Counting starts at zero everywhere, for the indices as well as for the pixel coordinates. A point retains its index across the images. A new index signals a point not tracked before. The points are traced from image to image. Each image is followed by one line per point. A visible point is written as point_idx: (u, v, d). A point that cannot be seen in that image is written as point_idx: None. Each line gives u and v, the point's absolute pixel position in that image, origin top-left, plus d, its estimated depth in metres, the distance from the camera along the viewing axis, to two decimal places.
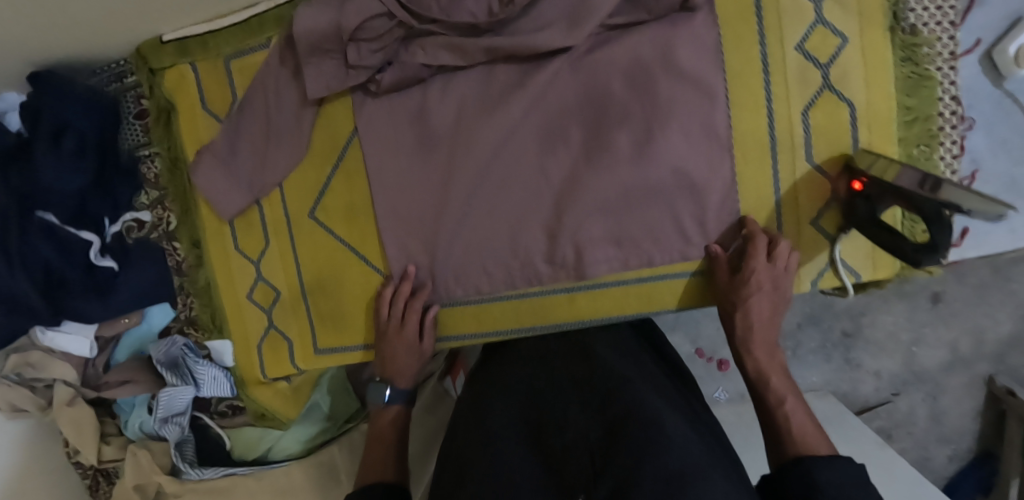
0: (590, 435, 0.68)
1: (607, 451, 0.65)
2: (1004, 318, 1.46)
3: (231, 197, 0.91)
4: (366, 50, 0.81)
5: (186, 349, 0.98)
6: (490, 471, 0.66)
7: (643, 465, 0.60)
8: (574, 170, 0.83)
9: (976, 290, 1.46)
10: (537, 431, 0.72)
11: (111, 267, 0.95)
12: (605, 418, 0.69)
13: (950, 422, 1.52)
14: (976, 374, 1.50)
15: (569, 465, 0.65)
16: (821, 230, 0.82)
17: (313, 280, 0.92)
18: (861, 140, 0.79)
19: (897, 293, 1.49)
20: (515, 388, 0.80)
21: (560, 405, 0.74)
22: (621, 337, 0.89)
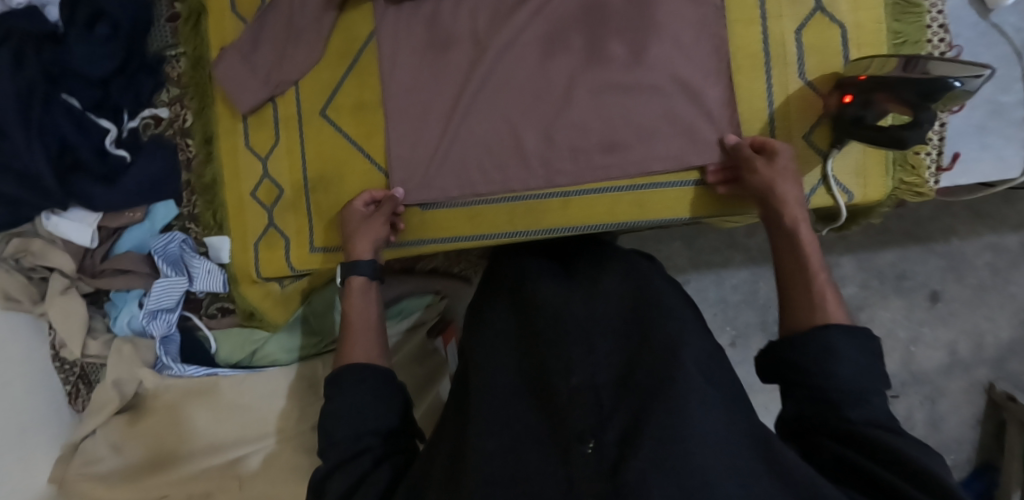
0: (597, 379, 0.59)
1: (616, 399, 0.57)
2: (1005, 322, 1.26)
3: (250, 90, 0.95)
4: None
5: (183, 246, 1.01)
6: (485, 431, 0.58)
7: (654, 413, 0.53)
8: (576, 75, 0.86)
9: (976, 291, 1.27)
10: (536, 376, 0.63)
11: (124, 157, 1.00)
12: (612, 359, 0.61)
13: (949, 430, 1.28)
14: (975, 379, 1.28)
15: (573, 413, 0.56)
16: (813, 145, 0.84)
17: (316, 176, 0.95)
18: (852, 56, 0.83)
19: (893, 286, 1.28)
20: (508, 331, 0.72)
21: (557, 340, 0.64)
22: (627, 257, 0.81)
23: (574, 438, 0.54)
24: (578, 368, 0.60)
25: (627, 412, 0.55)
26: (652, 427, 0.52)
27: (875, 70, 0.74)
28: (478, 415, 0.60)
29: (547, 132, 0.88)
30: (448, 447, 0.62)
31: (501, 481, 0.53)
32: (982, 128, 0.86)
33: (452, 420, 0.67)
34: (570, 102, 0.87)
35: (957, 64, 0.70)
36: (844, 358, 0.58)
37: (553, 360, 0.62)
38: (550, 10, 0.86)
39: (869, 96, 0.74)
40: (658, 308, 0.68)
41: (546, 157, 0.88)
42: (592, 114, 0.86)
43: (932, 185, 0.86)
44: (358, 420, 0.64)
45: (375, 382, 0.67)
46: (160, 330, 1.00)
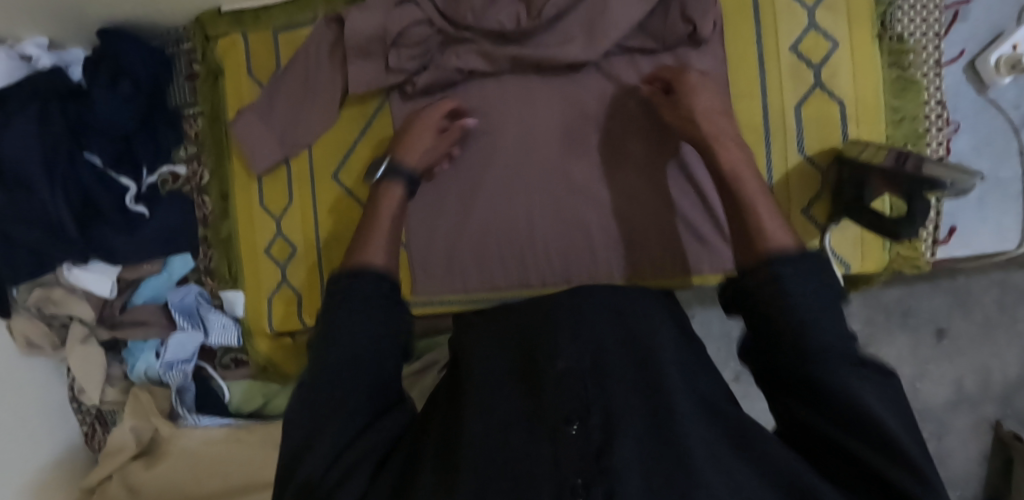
0: (581, 363, 0.57)
1: (609, 382, 0.57)
2: (1012, 357, 1.19)
3: (264, 150, 0.98)
4: (405, 55, 0.90)
5: (200, 299, 1.05)
6: (475, 418, 0.58)
7: (630, 399, 0.56)
8: (581, 141, 0.90)
9: (983, 326, 1.19)
10: (524, 357, 0.61)
11: (143, 213, 1.02)
12: (601, 338, 0.60)
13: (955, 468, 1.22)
14: (981, 416, 1.21)
15: (559, 399, 0.55)
16: (812, 218, 0.87)
17: (328, 235, 0.98)
18: (851, 133, 0.85)
19: (899, 321, 1.22)
20: (492, 316, 0.70)
21: (542, 320, 0.63)
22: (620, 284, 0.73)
23: (561, 420, 0.54)
24: (565, 348, 0.58)
25: (609, 404, 0.55)
26: (632, 418, 0.54)
27: (866, 159, 0.77)
28: (470, 401, 0.60)
29: (555, 200, 0.90)
30: (429, 430, 0.62)
31: (485, 465, 0.54)
32: (981, 200, 0.87)
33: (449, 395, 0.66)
34: (575, 173, 0.90)
35: (951, 168, 0.69)
36: (793, 284, 0.57)
37: (539, 342, 0.61)
38: (557, 83, 0.90)
39: (868, 182, 0.77)
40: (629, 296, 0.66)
41: (553, 224, 0.91)
42: (595, 184, 0.89)
43: (928, 258, 0.87)
44: (351, 336, 0.60)
45: (377, 280, 0.65)
46: (176, 381, 1.03)
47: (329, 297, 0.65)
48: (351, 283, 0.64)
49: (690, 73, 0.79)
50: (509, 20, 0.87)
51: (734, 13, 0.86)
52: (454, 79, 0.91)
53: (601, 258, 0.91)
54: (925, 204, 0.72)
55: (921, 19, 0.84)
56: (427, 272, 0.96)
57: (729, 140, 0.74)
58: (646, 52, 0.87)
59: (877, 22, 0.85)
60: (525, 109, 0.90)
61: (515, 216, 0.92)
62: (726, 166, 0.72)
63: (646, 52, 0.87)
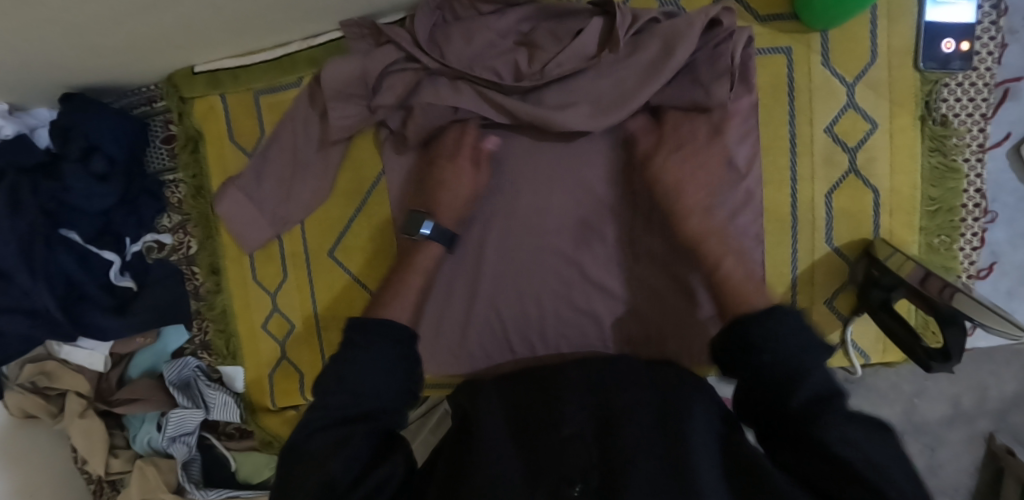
0: (586, 431, 0.62)
1: (611, 441, 0.60)
2: (1012, 376, 1.05)
3: (253, 228, 0.91)
4: (388, 93, 0.82)
5: (198, 371, 1.01)
6: (493, 462, 0.61)
7: (642, 462, 0.58)
8: (594, 223, 0.85)
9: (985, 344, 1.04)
10: (526, 418, 0.65)
11: (131, 286, 0.99)
12: (607, 402, 0.64)
13: (945, 477, 1.10)
14: (975, 431, 1.08)
15: (566, 458, 0.60)
16: (835, 310, 0.83)
17: (329, 315, 0.94)
18: (882, 226, 0.80)
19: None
20: (503, 378, 0.73)
21: (558, 390, 0.67)
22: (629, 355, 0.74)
23: (562, 482, 0.58)
24: (569, 416, 0.63)
25: (613, 465, 0.58)
26: (642, 479, 0.56)
27: (892, 268, 0.74)
28: (479, 450, 0.62)
29: (564, 292, 0.87)
30: (452, 472, 0.62)
31: None
32: (1011, 293, 0.83)
33: (456, 437, 0.67)
34: (587, 265, 0.86)
35: (987, 309, 0.64)
36: (773, 343, 0.61)
37: (551, 401, 0.65)
38: (567, 169, 0.83)
39: (897, 290, 0.74)
40: (623, 364, 0.70)
41: (567, 313, 0.87)
42: (607, 274, 0.86)
43: None
44: (376, 385, 0.65)
45: (392, 340, 0.67)
46: (181, 453, 1.01)
47: (352, 335, 0.68)
48: (369, 339, 0.67)
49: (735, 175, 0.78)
50: (507, 70, 0.80)
51: (765, 90, 0.79)
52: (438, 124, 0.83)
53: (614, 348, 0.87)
54: (961, 336, 0.69)
55: (967, 99, 0.78)
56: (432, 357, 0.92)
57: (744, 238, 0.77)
58: None
59: (921, 102, 0.78)
60: (537, 195, 0.84)
61: (523, 305, 0.88)
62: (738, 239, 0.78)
63: None
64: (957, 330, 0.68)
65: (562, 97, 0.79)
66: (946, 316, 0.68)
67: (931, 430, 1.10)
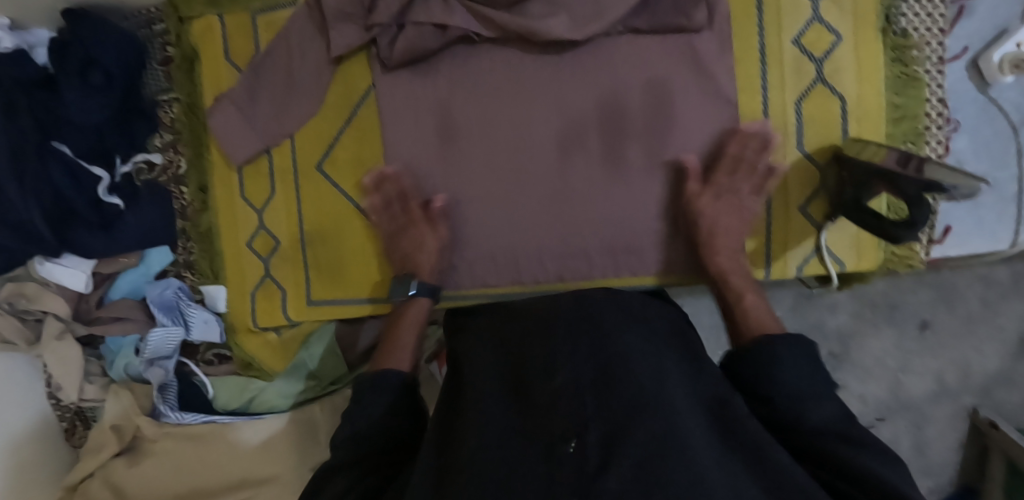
0: (580, 380, 0.55)
1: (602, 394, 0.54)
2: (993, 353, 1.24)
3: (244, 143, 0.93)
4: (383, 8, 0.83)
5: (180, 293, 1.01)
6: (482, 421, 0.56)
7: (644, 417, 0.52)
8: (580, 133, 0.86)
9: (966, 321, 1.24)
10: (517, 374, 0.61)
11: (118, 205, 0.98)
12: (596, 355, 0.58)
13: (935, 455, 1.27)
14: (959, 404, 1.26)
15: (556, 415, 0.53)
16: (809, 217, 0.85)
17: (313, 229, 0.94)
18: (851, 131, 0.84)
19: (885, 316, 1.25)
20: (498, 342, 0.69)
21: (549, 345, 0.61)
22: (626, 299, 0.70)
23: (558, 437, 0.51)
24: (559, 364, 0.58)
25: (608, 418, 0.51)
26: (643, 431, 0.51)
27: (866, 159, 0.76)
28: (473, 414, 0.58)
29: (543, 207, 0.87)
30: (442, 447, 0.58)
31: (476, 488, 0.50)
32: (976, 205, 0.86)
33: (447, 410, 0.64)
34: (570, 176, 0.86)
35: (952, 171, 0.68)
36: (787, 366, 0.63)
37: (540, 357, 0.60)
38: (547, 79, 0.85)
39: (868, 182, 0.75)
40: (609, 310, 0.65)
41: (553, 225, 0.88)
42: (591, 184, 0.86)
43: (923, 257, 0.87)
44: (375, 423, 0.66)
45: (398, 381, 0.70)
46: (157, 378, 1.01)
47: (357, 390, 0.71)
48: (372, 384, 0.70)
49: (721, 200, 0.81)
50: None
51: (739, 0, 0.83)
52: (430, 46, 0.85)
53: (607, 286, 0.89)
54: (925, 213, 0.70)
55: (926, 14, 0.83)
56: None
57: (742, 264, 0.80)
58: (646, 41, 0.84)
59: (881, 16, 0.82)
60: (521, 106, 0.86)
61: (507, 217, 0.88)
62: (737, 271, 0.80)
63: (647, 40, 0.84)
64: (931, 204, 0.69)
65: (545, 5, 0.81)
66: (913, 195, 0.70)
67: (914, 410, 1.26)
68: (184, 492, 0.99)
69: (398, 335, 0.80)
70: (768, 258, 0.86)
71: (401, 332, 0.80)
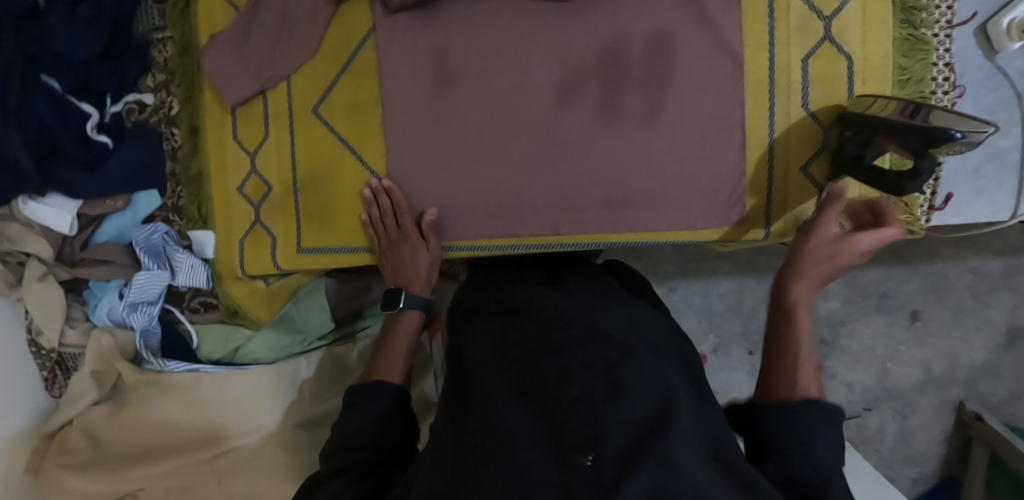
0: (593, 394, 0.58)
1: (612, 410, 0.57)
2: (980, 344, 1.34)
3: (237, 83, 0.91)
4: None
5: (167, 238, 0.99)
6: (499, 422, 0.58)
7: (653, 437, 0.53)
8: (584, 85, 0.84)
9: (954, 312, 1.34)
10: (531, 385, 0.63)
11: (106, 143, 0.96)
12: (608, 376, 0.61)
13: (918, 445, 1.38)
14: (946, 398, 1.37)
15: (571, 425, 0.56)
16: (810, 177, 0.84)
17: (305, 174, 0.92)
18: (856, 91, 0.83)
19: (875, 303, 1.36)
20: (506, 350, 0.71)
21: (562, 364, 0.64)
22: (625, 326, 0.75)
23: (570, 449, 0.53)
24: (572, 380, 0.60)
25: (621, 434, 0.54)
26: (651, 452, 0.52)
27: (871, 113, 0.75)
28: (487, 416, 0.60)
29: (538, 154, 0.86)
30: (454, 449, 0.61)
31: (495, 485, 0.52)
32: (977, 172, 0.86)
33: (455, 413, 0.66)
34: (568, 125, 0.84)
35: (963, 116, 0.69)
36: (822, 435, 0.61)
37: (555, 372, 0.63)
38: (548, 25, 0.84)
39: (873, 137, 0.74)
40: (615, 335, 0.70)
41: (548, 176, 0.86)
42: (593, 137, 0.84)
43: (923, 223, 0.86)
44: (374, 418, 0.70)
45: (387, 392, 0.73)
46: (140, 323, 0.98)
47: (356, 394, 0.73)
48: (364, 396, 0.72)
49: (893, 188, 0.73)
50: None
51: None
52: None
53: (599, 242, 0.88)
54: (931, 163, 0.71)
55: None
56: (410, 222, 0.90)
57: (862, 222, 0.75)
58: None
59: None
60: (523, 55, 0.84)
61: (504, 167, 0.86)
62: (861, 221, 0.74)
63: None
64: (935, 153, 0.71)
65: None
66: (919, 147, 0.70)
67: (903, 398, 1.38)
68: (149, 439, 0.97)
69: (390, 345, 0.80)
70: (769, 217, 0.85)
71: (393, 345, 0.80)
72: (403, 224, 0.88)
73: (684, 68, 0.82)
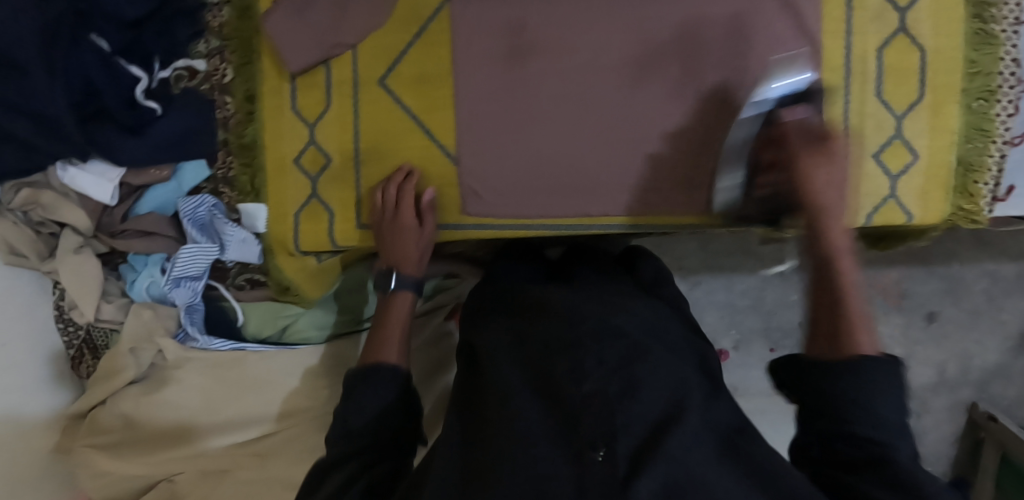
0: (607, 389, 0.58)
1: (627, 405, 0.57)
2: (994, 346, 1.38)
3: (301, 51, 0.88)
4: None
5: (214, 211, 0.94)
6: (517, 424, 0.59)
7: (669, 434, 0.54)
8: (662, 66, 0.83)
9: (971, 314, 1.38)
10: (545, 381, 0.63)
11: (155, 109, 0.92)
12: (623, 368, 0.60)
13: (930, 444, 1.41)
14: (958, 399, 1.40)
15: (586, 421, 0.56)
16: (882, 165, 0.85)
17: (369, 147, 0.89)
18: (928, 82, 0.84)
19: (894, 304, 1.40)
20: (518, 345, 0.70)
21: (570, 356, 0.63)
22: (634, 312, 0.73)
23: (586, 445, 0.54)
24: (588, 375, 0.60)
25: (634, 429, 0.55)
26: (666, 448, 0.52)
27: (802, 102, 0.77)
28: (503, 416, 0.61)
29: (612, 133, 0.85)
30: (469, 447, 0.61)
31: (509, 485, 0.53)
32: None
33: (467, 414, 0.66)
34: (644, 104, 0.84)
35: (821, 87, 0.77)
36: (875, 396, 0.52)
37: (562, 365, 0.62)
38: (628, 3, 0.83)
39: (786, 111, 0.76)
40: (622, 323, 0.69)
41: (621, 155, 0.85)
42: (671, 118, 0.84)
43: (986, 213, 0.88)
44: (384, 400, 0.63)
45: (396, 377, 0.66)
46: (184, 298, 0.95)
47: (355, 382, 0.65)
48: (373, 390, 0.64)
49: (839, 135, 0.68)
50: None
51: None
52: None
53: (667, 223, 0.89)
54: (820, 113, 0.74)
55: None
56: (478, 200, 0.88)
57: (836, 184, 0.65)
58: None
59: None
60: (602, 32, 0.83)
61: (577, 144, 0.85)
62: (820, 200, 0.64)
63: None
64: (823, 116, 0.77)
65: None
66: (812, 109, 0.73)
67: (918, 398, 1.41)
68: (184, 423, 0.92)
69: (385, 324, 0.75)
70: (838, 204, 0.86)
71: (389, 325, 0.75)
72: (401, 210, 0.85)
73: (765, 51, 0.82)
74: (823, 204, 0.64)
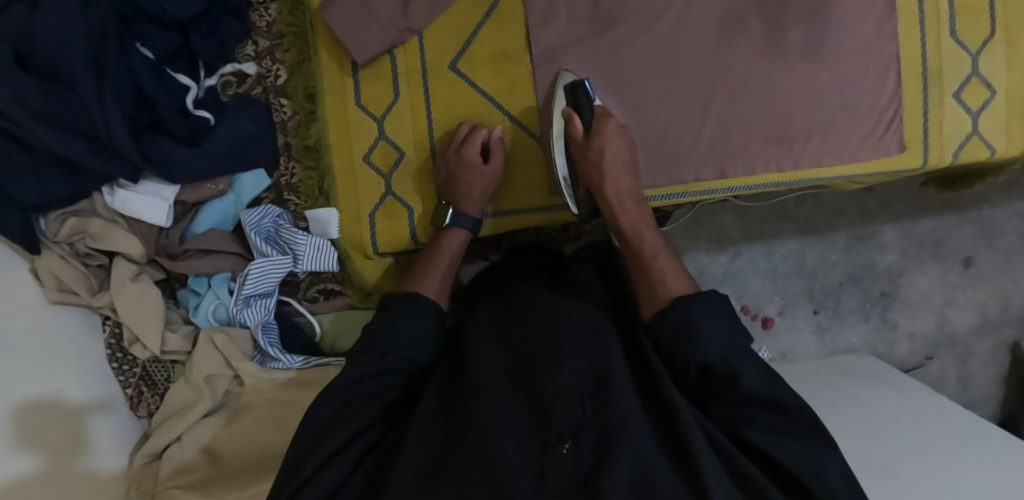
0: (582, 382, 0.61)
1: (600, 399, 0.59)
2: None
3: (359, 43, 0.82)
4: None
5: (280, 220, 0.90)
6: (494, 406, 0.60)
7: (629, 427, 0.57)
8: (737, 23, 0.81)
9: (1005, 255, 1.28)
10: (524, 365, 0.65)
11: (207, 118, 0.85)
12: (600, 358, 0.63)
13: (978, 389, 1.30)
14: (1001, 339, 1.29)
15: (557, 409, 0.58)
16: (963, 103, 0.84)
17: (445, 136, 0.87)
18: (999, 17, 0.82)
19: (931, 253, 1.28)
20: (503, 324, 0.72)
21: (553, 343, 0.65)
22: (600, 296, 0.76)
23: (552, 437, 0.57)
24: (566, 366, 0.62)
25: (602, 420, 0.58)
26: (631, 440, 0.56)
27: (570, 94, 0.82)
28: (483, 395, 0.61)
29: (698, 94, 0.83)
30: (450, 418, 0.62)
31: (474, 473, 0.56)
32: None
33: (448, 382, 0.67)
34: (732, 62, 0.82)
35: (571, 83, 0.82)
36: (709, 333, 0.64)
37: (542, 355, 0.64)
38: None
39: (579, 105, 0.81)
40: (599, 314, 0.71)
41: (709, 116, 0.83)
42: (756, 75, 0.82)
43: None
44: (400, 350, 0.70)
45: (429, 310, 0.73)
46: (256, 316, 0.89)
47: (374, 327, 0.72)
48: (391, 331, 0.70)
49: (610, 121, 0.79)
50: None
51: None
52: None
53: (764, 183, 0.85)
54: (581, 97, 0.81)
55: None
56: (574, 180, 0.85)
57: (620, 165, 0.79)
58: None
59: None
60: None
61: (619, 123, 0.80)
62: (610, 192, 0.79)
63: None
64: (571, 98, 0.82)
65: None
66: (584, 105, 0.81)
67: (962, 344, 1.30)
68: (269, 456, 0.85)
69: (432, 259, 0.80)
70: (926, 144, 0.84)
71: (434, 261, 0.80)
72: (464, 148, 0.82)
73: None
74: (616, 191, 0.79)
